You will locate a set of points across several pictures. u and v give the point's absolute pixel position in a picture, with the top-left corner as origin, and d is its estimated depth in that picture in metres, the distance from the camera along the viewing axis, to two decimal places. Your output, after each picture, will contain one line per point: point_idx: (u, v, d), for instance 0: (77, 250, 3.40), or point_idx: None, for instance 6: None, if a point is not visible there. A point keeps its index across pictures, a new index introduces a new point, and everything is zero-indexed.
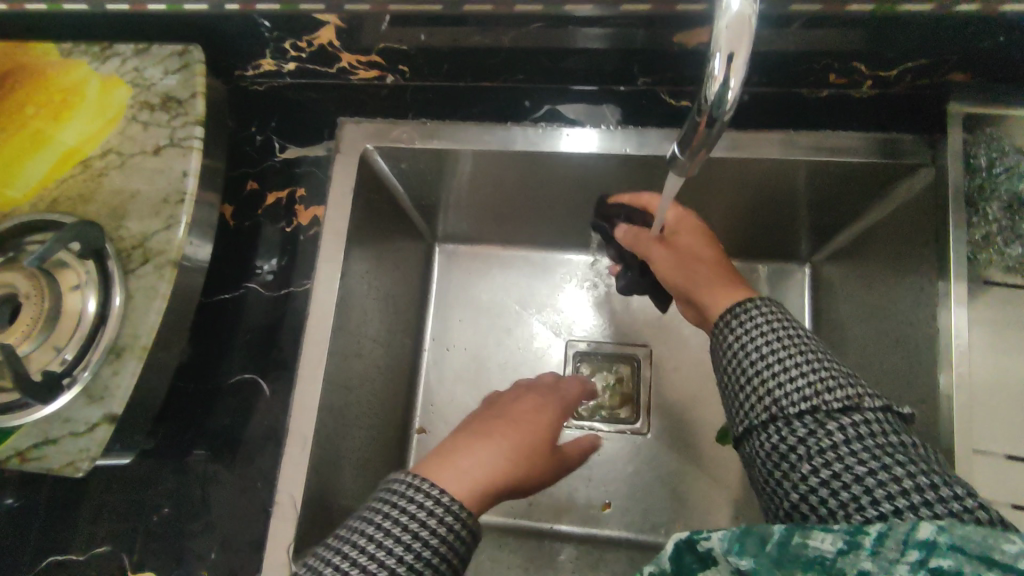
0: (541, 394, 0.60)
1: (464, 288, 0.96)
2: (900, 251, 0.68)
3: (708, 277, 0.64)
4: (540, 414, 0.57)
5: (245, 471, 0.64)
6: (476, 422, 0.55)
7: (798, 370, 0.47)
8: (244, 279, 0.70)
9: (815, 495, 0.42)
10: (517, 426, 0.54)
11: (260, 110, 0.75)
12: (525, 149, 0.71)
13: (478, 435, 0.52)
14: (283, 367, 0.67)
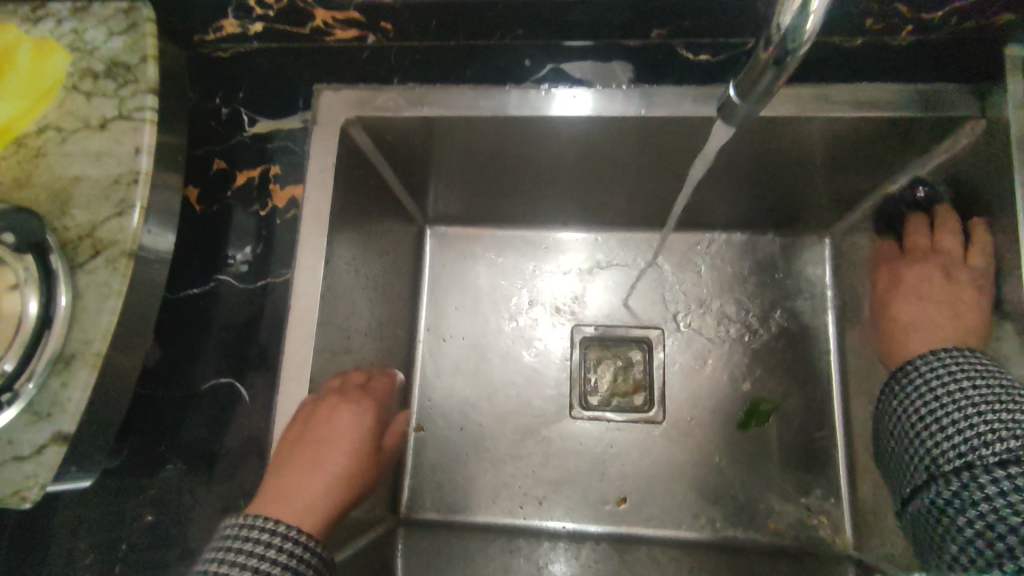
0: (349, 397, 0.59)
1: (459, 273, 0.89)
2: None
3: None
4: (361, 423, 0.57)
5: (225, 487, 0.56)
6: (298, 438, 0.54)
7: (974, 419, 0.49)
8: (215, 270, 0.62)
9: (973, 548, 0.44)
10: (341, 440, 0.54)
11: (221, 80, 0.65)
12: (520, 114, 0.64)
13: (307, 458, 0.52)
14: (264, 369, 0.59)
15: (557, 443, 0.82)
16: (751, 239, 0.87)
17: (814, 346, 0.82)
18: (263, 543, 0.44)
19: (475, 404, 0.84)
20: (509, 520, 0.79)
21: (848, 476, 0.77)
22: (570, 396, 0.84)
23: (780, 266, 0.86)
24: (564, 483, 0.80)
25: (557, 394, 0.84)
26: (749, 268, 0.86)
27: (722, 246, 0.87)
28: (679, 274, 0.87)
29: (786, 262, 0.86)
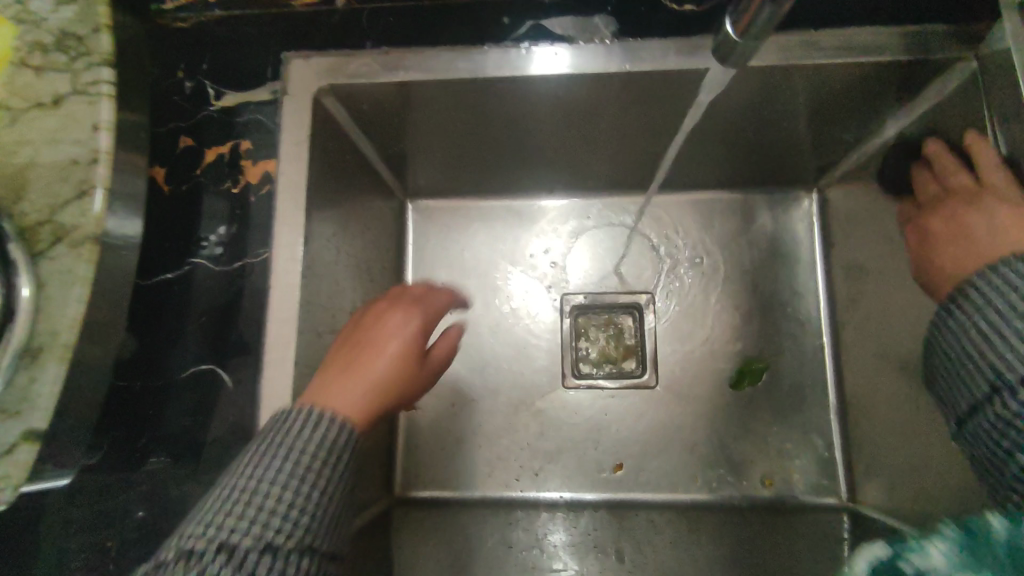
0: (396, 305, 0.55)
1: (444, 247, 0.87)
2: (940, 161, 0.62)
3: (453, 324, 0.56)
4: (410, 322, 0.53)
5: (212, 477, 0.54)
6: (347, 343, 0.52)
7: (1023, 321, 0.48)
8: (187, 253, 0.58)
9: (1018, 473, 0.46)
10: (387, 344, 0.51)
11: (183, 52, 0.62)
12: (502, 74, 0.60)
13: (351, 363, 0.49)
14: (247, 353, 0.57)
15: (552, 413, 0.81)
16: (738, 199, 0.86)
17: (804, 303, 0.82)
18: (296, 430, 0.44)
19: (466, 379, 0.82)
20: (507, 493, 0.79)
21: (841, 430, 0.78)
22: (562, 365, 0.83)
23: (769, 225, 0.85)
24: (560, 453, 0.80)
25: (550, 364, 0.83)
26: (737, 228, 0.85)
27: (709, 207, 0.86)
28: (667, 237, 0.85)
29: (775, 221, 0.85)
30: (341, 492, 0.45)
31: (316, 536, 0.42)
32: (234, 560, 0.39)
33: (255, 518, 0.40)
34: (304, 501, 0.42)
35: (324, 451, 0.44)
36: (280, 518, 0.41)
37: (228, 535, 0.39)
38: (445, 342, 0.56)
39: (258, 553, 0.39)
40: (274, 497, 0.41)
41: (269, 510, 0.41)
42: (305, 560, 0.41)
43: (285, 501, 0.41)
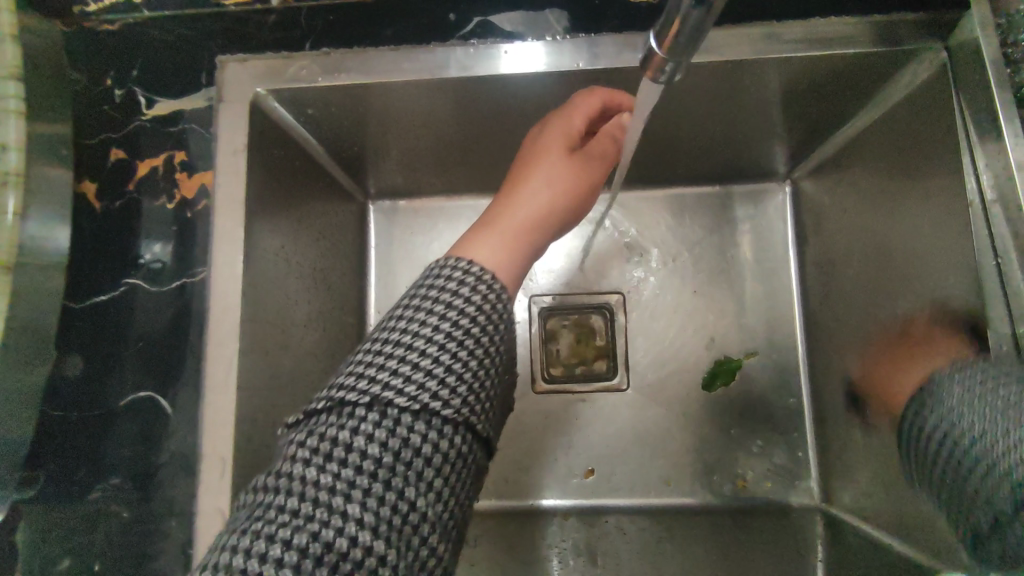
0: (557, 125, 0.55)
1: (408, 249, 0.84)
2: (911, 152, 0.59)
3: (543, 198, 0.53)
4: (555, 149, 0.54)
5: (154, 509, 0.52)
6: (513, 172, 0.55)
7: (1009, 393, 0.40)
8: (122, 273, 0.56)
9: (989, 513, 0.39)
10: (531, 183, 0.53)
11: (111, 56, 0.58)
12: (458, 75, 0.57)
13: (516, 184, 0.54)
14: (189, 377, 0.54)
15: (521, 419, 0.79)
16: (710, 192, 0.83)
17: (777, 299, 0.80)
18: (453, 286, 0.41)
19: None
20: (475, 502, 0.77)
21: (814, 430, 0.76)
22: (531, 369, 0.81)
23: (742, 219, 0.82)
24: (530, 459, 0.78)
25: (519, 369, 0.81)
26: (709, 222, 0.82)
27: (680, 202, 0.83)
28: (638, 233, 0.83)
29: (748, 214, 0.82)
30: (495, 365, 0.41)
31: (472, 407, 0.39)
32: (389, 420, 0.36)
33: (408, 375, 0.37)
34: (461, 367, 0.39)
35: (484, 308, 0.41)
36: (433, 380, 0.38)
37: (364, 433, 0.35)
38: (606, 141, 0.57)
39: (408, 414, 0.36)
40: (427, 361, 0.38)
41: (425, 371, 0.38)
42: (460, 437, 0.38)
43: (439, 363, 0.38)
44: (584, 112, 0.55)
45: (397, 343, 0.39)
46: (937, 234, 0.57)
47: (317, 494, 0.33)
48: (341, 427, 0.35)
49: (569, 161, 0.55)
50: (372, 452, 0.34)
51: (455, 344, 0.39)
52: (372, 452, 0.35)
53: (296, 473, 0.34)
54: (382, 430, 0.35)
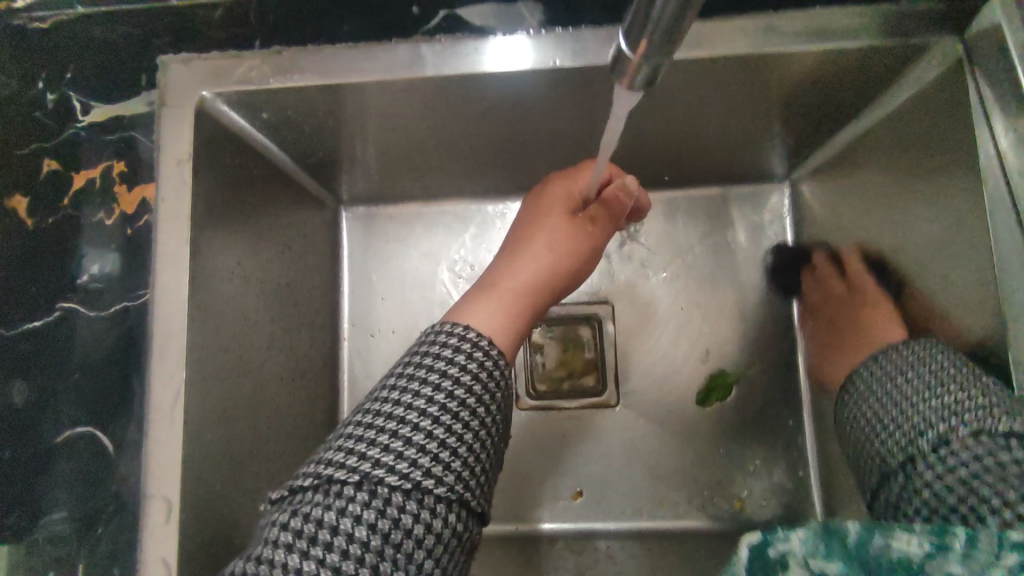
0: (552, 195, 0.57)
1: (384, 258, 0.79)
2: (921, 155, 0.54)
3: (539, 266, 0.52)
4: (553, 217, 0.55)
5: (96, 556, 0.48)
6: (513, 238, 0.56)
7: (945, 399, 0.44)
8: (58, 296, 0.51)
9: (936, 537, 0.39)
10: (529, 250, 0.53)
11: (40, 55, 0.52)
12: (437, 77, 0.52)
13: (518, 248, 0.54)
14: (133, 411, 0.50)
15: None
16: (704, 194, 0.78)
17: (775, 308, 0.76)
18: (450, 356, 0.42)
19: None
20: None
21: (815, 447, 0.72)
22: (515, 385, 0.76)
23: (738, 222, 0.77)
24: (515, 480, 0.74)
25: None
26: (704, 226, 0.77)
27: (672, 205, 0.78)
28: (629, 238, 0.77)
29: (745, 218, 0.77)
30: (491, 436, 0.42)
31: (466, 482, 0.39)
32: (378, 501, 0.36)
33: (399, 452, 0.38)
34: (454, 442, 0.39)
35: (482, 382, 0.42)
36: (424, 457, 0.38)
37: (353, 521, 0.35)
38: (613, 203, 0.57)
39: (398, 493, 0.37)
40: (419, 440, 0.39)
41: (417, 448, 0.38)
42: (452, 514, 0.38)
43: (431, 439, 0.39)
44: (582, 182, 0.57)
45: (389, 418, 0.39)
46: (954, 246, 0.52)
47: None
48: (328, 507, 0.36)
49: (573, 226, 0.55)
50: (359, 535, 0.35)
51: (449, 422, 0.39)
52: (359, 535, 0.35)
53: (279, 557, 0.34)
54: (371, 512, 0.36)
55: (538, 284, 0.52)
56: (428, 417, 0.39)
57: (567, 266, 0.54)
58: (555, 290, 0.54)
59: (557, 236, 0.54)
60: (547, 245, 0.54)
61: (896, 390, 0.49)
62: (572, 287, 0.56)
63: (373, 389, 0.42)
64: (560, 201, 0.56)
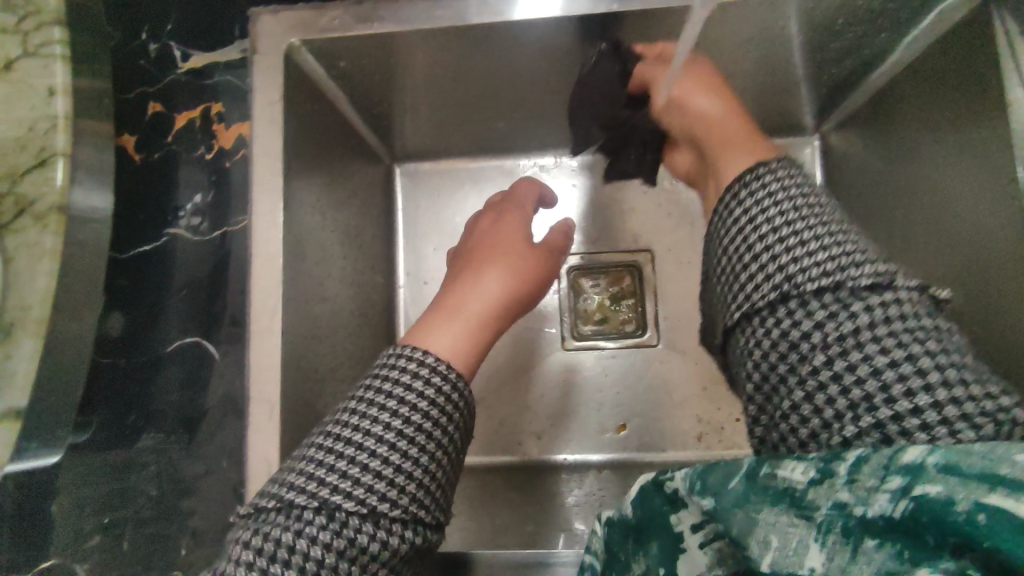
0: (505, 217, 0.62)
1: (435, 211, 0.85)
2: (953, 86, 0.58)
3: (496, 288, 0.54)
4: (516, 241, 0.59)
5: (208, 451, 0.53)
6: (468, 262, 0.58)
7: (825, 239, 0.40)
8: (163, 224, 0.57)
9: (821, 396, 0.37)
10: (486, 273, 0.55)
11: (143, 9, 0.58)
12: (481, 22, 0.58)
13: (473, 271, 0.56)
14: (234, 322, 0.55)
15: (551, 377, 0.79)
16: None
17: None
18: (408, 367, 0.44)
19: None
20: (505, 457, 0.78)
21: None
22: (560, 328, 0.81)
23: None
24: (562, 415, 0.78)
25: (548, 327, 0.81)
26: None
27: None
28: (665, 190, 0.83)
29: None
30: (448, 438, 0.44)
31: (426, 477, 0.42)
32: (335, 523, 0.38)
33: (357, 464, 0.40)
34: (415, 451, 0.41)
35: (440, 403, 0.43)
36: (384, 467, 0.40)
37: (308, 541, 0.37)
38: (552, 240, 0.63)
39: (352, 503, 0.39)
40: (376, 462, 0.40)
41: (374, 455, 0.40)
42: (409, 530, 0.40)
43: (391, 447, 0.41)
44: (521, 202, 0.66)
45: (348, 441, 0.41)
46: (975, 175, 0.57)
47: None
48: (287, 529, 0.37)
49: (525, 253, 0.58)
50: (314, 554, 0.37)
51: (406, 444, 0.41)
52: (315, 553, 0.37)
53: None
54: (326, 534, 0.37)
55: (494, 305, 0.53)
56: (385, 442, 0.41)
57: (521, 293, 0.56)
58: (510, 315, 0.55)
59: (513, 257, 0.57)
60: (504, 265, 0.56)
61: (759, 218, 0.43)
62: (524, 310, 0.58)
63: (336, 410, 0.44)
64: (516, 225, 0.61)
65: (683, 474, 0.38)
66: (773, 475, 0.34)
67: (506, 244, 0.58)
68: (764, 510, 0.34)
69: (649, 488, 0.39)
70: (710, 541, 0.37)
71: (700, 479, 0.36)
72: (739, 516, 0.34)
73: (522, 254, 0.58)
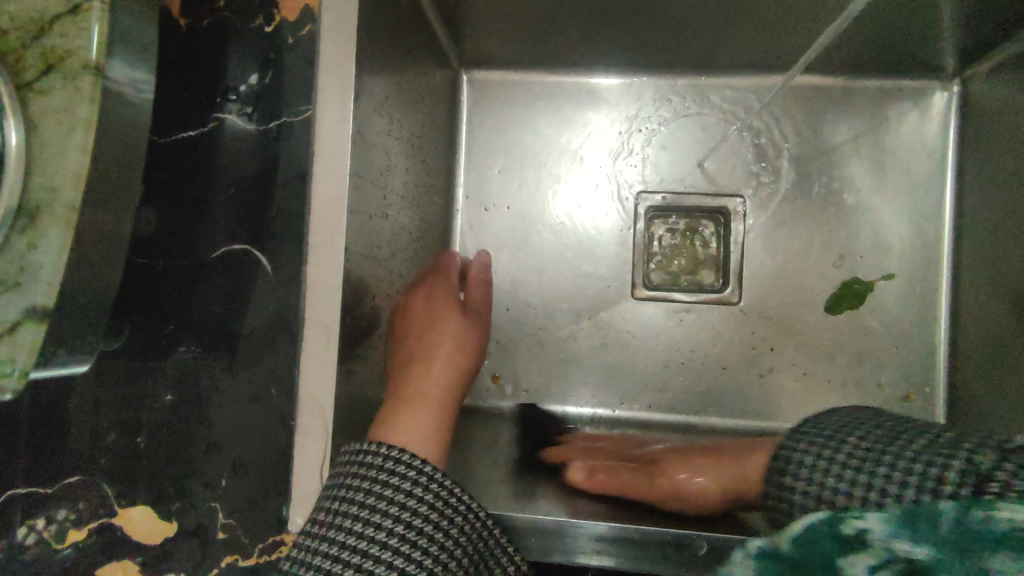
0: (446, 394, 0.55)
1: (502, 130, 0.75)
2: None
3: (421, 426, 0.50)
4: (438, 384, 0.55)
5: (254, 374, 0.46)
6: (393, 405, 0.51)
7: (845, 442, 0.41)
8: (212, 107, 0.48)
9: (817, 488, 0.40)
10: (419, 402, 0.52)
11: None
12: None
13: (397, 425, 0.49)
14: (288, 229, 0.47)
15: (617, 326, 0.72)
16: (858, 88, 0.71)
17: (925, 216, 0.70)
18: (377, 475, 0.42)
19: (523, 282, 0.73)
20: (555, 406, 0.71)
21: (949, 364, 0.67)
22: (631, 273, 0.73)
23: (892, 121, 0.71)
24: (625, 369, 0.72)
25: (616, 271, 0.73)
26: (853, 123, 0.71)
27: (820, 98, 0.72)
28: (766, 129, 0.72)
29: (903, 116, 0.71)
30: (496, 524, 0.44)
31: (508, 557, 0.44)
32: None
33: (363, 571, 0.38)
34: (431, 527, 0.40)
35: (422, 503, 0.41)
36: (393, 563, 0.39)
37: None
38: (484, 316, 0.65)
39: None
40: (381, 546, 0.39)
41: (382, 545, 0.39)
42: None
43: (401, 536, 0.39)
44: (408, 390, 0.53)
45: (358, 533, 0.39)
46: None
47: None
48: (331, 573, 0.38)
49: (462, 354, 0.60)
50: None
51: (391, 527, 0.39)
52: None
53: None
54: None
55: (404, 423, 0.49)
56: (376, 533, 0.39)
57: (427, 420, 0.51)
58: (416, 423, 0.50)
59: (434, 411, 0.52)
60: (434, 411, 0.52)
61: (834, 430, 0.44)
62: (429, 426, 0.50)
63: (336, 493, 0.42)
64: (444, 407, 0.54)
65: (877, 520, 0.31)
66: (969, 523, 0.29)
67: (424, 395, 0.53)
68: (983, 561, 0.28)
69: (818, 530, 0.31)
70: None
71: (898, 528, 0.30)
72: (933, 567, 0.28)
73: (436, 413, 0.52)
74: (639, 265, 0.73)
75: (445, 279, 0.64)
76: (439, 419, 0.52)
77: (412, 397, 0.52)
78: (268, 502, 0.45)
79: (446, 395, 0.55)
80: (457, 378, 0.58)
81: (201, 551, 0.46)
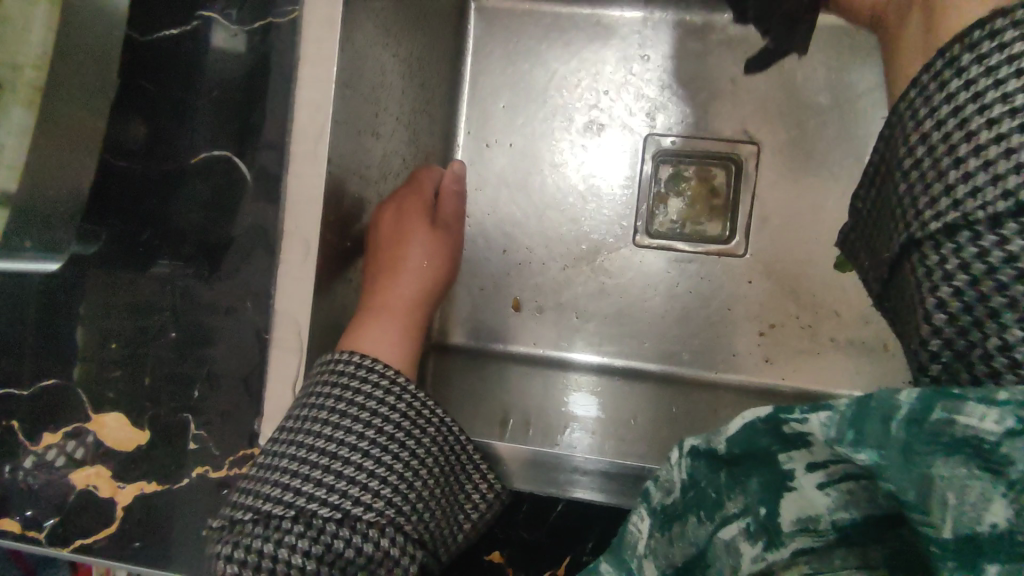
0: (416, 314, 0.52)
1: (509, 61, 0.71)
2: None
3: (385, 339, 0.47)
4: (408, 300, 0.52)
5: (230, 284, 0.45)
6: (359, 317, 0.49)
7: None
8: (196, 5, 0.46)
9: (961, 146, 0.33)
10: (388, 317, 0.49)
11: None
12: None
13: (361, 335, 0.46)
14: (270, 138, 0.45)
15: (616, 273, 0.70)
16: None
17: None
18: (349, 382, 0.40)
19: (521, 222, 0.71)
20: (538, 349, 0.70)
21: None
22: (634, 218, 0.70)
23: None
24: (622, 317, 0.70)
25: (618, 216, 0.71)
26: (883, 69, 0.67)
27: (849, 41, 0.67)
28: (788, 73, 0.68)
29: None
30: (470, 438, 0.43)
31: (482, 473, 0.43)
32: (321, 491, 0.37)
33: (332, 472, 0.37)
34: (403, 435, 0.39)
35: (394, 410, 0.40)
36: (364, 465, 0.38)
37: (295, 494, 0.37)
38: (464, 220, 0.59)
39: (330, 476, 0.37)
40: (350, 449, 0.38)
41: (351, 449, 0.38)
42: (368, 498, 0.37)
43: (372, 441, 0.39)
44: (375, 302, 0.50)
45: (328, 436, 0.38)
46: None
47: (292, 497, 0.37)
48: (298, 473, 0.37)
49: (436, 273, 0.55)
50: (307, 488, 0.37)
51: (363, 431, 0.39)
52: (308, 489, 0.37)
53: (263, 490, 0.38)
54: (321, 490, 0.37)
55: (369, 334, 0.47)
56: (345, 436, 0.38)
57: (392, 336, 0.48)
58: (383, 336, 0.47)
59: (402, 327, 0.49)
60: (400, 326, 0.49)
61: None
62: (393, 339, 0.47)
63: (305, 400, 0.40)
64: (413, 326, 0.50)
65: (761, 420, 0.28)
66: (818, 418, 0.26)
67: (394, 312, 0.50)
68: (890, 460, 0.25)
69: (758, 426, 0.28)
70: (837, 482, 0.27)
71: (854, 414, 0.26)
72: (908, 472, 0.25)
73: (404, 329, 0.49)
74: (642, 211, 0.70)
75: (418, 190, 0.57)
76: (405, 335, 0.49)
77: (378, 312, 0.49)
78: (241, 415, 0.45)
79: (418, 315, 0.52)
80: (428, 297, 0.54)
81: (174, 461, 0.45)
